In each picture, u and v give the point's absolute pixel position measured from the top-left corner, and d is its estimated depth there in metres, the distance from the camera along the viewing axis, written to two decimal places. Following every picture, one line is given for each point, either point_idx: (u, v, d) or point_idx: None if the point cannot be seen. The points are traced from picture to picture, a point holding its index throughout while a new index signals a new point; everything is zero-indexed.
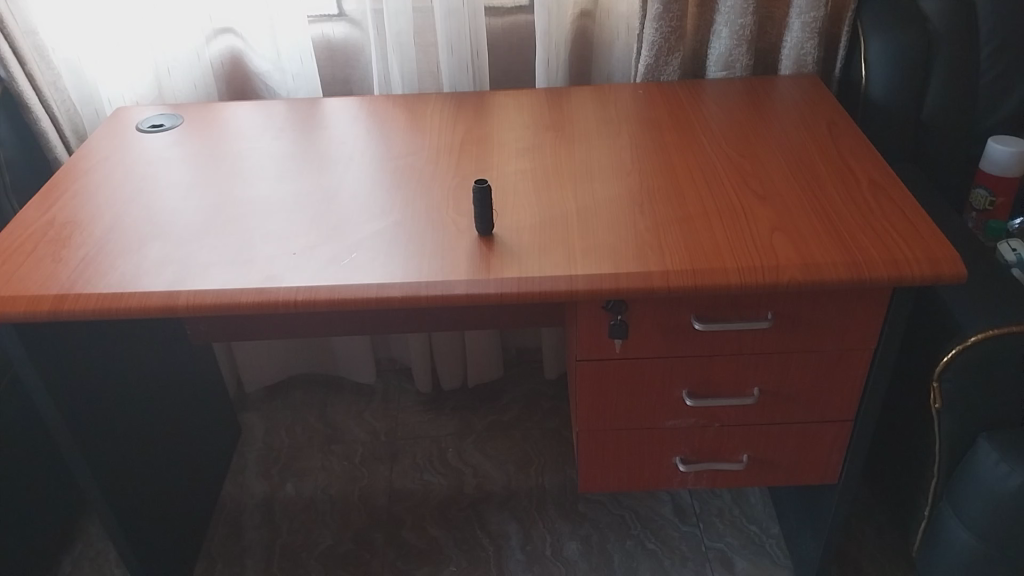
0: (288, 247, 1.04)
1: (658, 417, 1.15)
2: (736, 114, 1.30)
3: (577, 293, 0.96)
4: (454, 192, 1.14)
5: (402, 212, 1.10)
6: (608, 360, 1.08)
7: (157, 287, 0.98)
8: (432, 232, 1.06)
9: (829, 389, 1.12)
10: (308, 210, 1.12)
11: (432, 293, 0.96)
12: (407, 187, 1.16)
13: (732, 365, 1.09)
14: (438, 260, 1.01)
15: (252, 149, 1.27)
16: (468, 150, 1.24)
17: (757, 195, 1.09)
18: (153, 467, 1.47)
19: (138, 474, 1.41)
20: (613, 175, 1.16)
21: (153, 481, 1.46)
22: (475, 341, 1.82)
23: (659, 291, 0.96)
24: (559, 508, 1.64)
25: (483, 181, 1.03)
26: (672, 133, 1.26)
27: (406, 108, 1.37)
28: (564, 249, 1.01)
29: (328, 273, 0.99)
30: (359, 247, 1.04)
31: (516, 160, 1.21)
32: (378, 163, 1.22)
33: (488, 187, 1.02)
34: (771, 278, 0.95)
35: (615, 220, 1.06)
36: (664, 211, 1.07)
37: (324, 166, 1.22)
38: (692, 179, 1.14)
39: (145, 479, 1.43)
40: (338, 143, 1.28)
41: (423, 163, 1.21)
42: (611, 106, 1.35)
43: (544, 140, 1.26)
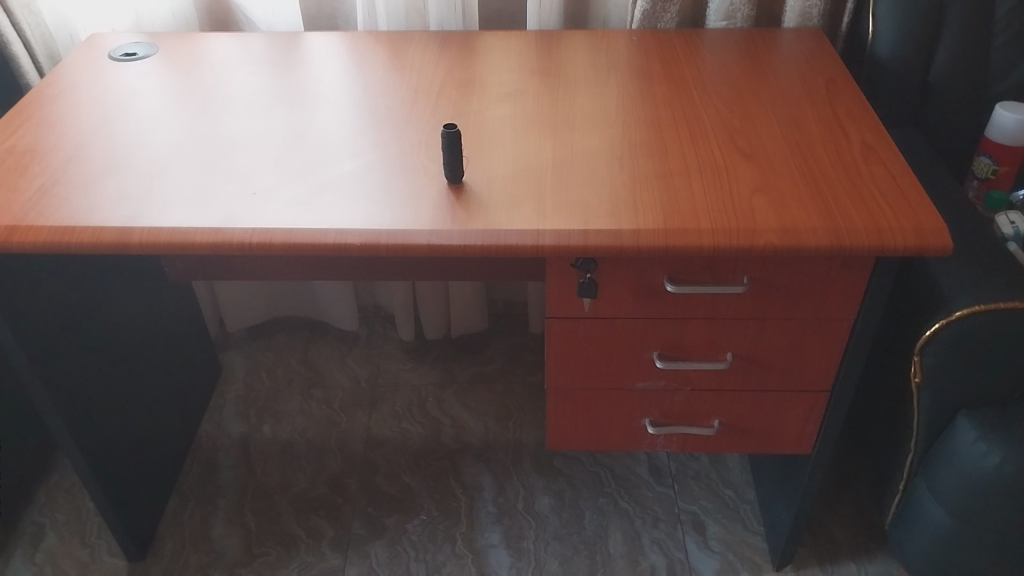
0: (248, 185, 1.00)
1: (629, 378, 1.12)
2: (733, 67, 1.24)
3: (544, 249, 0.92)
4: (427, 136, 1.10)
5: (371, 154, 1.06)
6: (578, 318, 1.05)
7: (110, 222, 0.95)
8: (401, 176, 1.02)
9: (805, 357, 1.09)
10: (276, 148, 1.08)
11: (393, 242, 0.93)
12: (380, 128, 1.11)
13: (705, 329, 1.06)
14: (403, 208, 0.97)
15: (227, 83, 1.23)
16: (447, 93, 1.19)
17: (742, 153, 1.04)
18: (122, 404, 1.45)
19: (107, 410, 1.39)
20: (595, 127, 1.11)
21: (122, 418, 1.44)
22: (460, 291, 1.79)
23: (629, 251, 0.92)
24: (535, 463, 1.63)
25: (453, 126, 0.98)
26: (663, 84, 1.20)
27: (389, 46, 1.32)
28: (535, 202, 0.97)
29: (288, 215, 0.95)
30: (323, 189, 1.00)
31: (496, 105, 1.16)
32: (353, 103, 1.17)
33: (458, 133, 0.97)
34: (745, 242, 0.91)
35: (592, 174, 1.02)
36: (643, 166, 1.02)
37: (297, 104, 1.18)
38: (678, 134, 1.09)
39: (113, 417, 1.42)
40: (314, 80, 1.23)
41: (399, 104, 1.17)
42: (603, 53, 1.29)
43: (529, 85, 1.21)
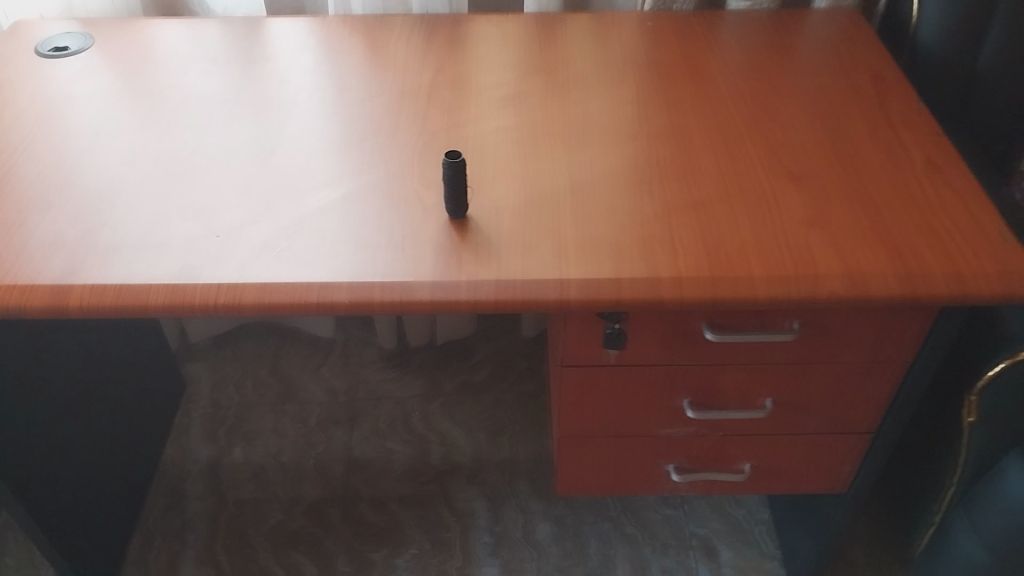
0: (209, 224, 0.84)
1: (653, 426, 0.99)
2: (762, 61, 1.09)
3: (570, 303, 0.78)
4: (418, 155, 0.94)
5: (353, 180, 0.90)
6: (600, 367, 0.91)
7: (42, 279, 0.79)
8: (392, 208, 0.86)
9: (851, 401, 0.97)
10: (240, 171, 0.91)
11: (388, 298, 0.77)
12: (362, 144, 0.95)
13: (743, 375, 0.93)
14: (397, 252, 0.81)
15: (178, 86, 1.05)
16: (438, 96, 1.03)
17: (788, 173, 0.90)
18: (69, 444, 1.28)
19: (51, 455, 1.23)
20: (614, 139, 0.96)
21: (70, 460, 1.28)
22: (450, 320, 1.69)
23: (670, 305, 0.77)
24: (532, 485, 1.51)
25: (456, 152, 0.82)
26: (684, 83, 1.05)
27: (367, 35, 1.14)
28: (554, 242, 0.82)
29: (260, 263, 0.80)
30: (299, 227, 0.84)
31: (497, 112, 1.00)
32: (328, 110, 1.01)
33: (462, 162, 0.82)
34: (807, 293, 0.77)
35: (617, 203, 0.87)
36: (675, 192, 0.88)
37: (262, 111, 1.00)
38: (711, 148, 0.94)
39: (59, 460, 1.25)
40: (280, 79, 1.06)
41: (382, 112, 1.00)
42: (612, 44, 1.13)
43: (531, 85, 1.05)
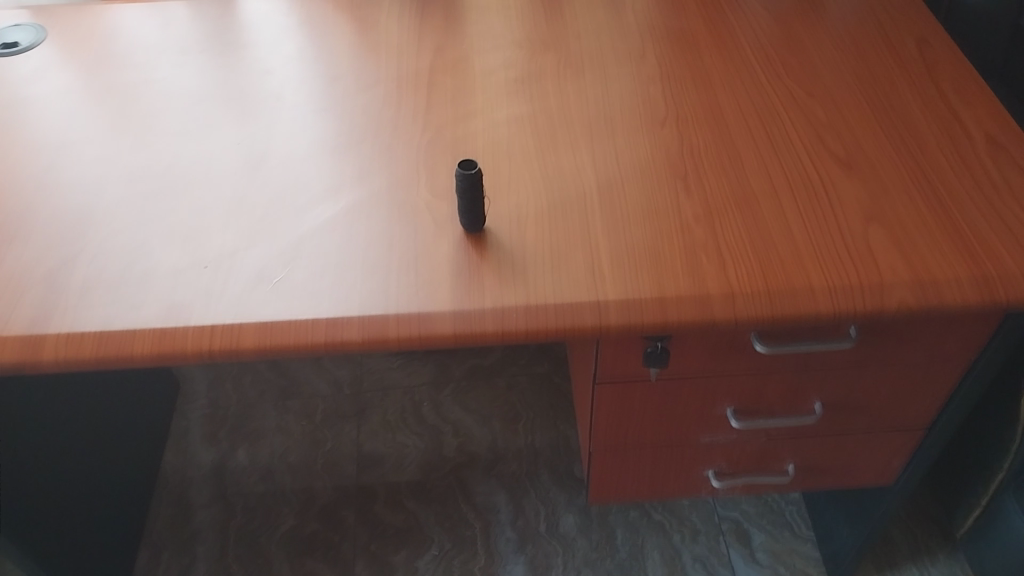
0: (195, 253, 0.75)
1: (693, 434, 0.92)
2: (794, 25, 0.98)
3: (609, 329, 0.69)
4: (424, 156, 0.84)
5: (353, 190, 0.80)
6: (637, 383, 0.83)
7: (9, 328, 0.70)
8: (400, 224, 0.77)
9: (906, 399, 0.89)
10: (225, 185, 0.81)
11: (405, 334, 0.69)
12: (359, 146, 0.85)
13: (792, 382, 0.85)
14: (411, 277, 0.72)
15: (147, 83, 0.94)
16: (439, 82, 0.92)
17: (837, 159, 0.80)
18: (59, 465, 1.20)
19: (41, 480, 1.15)
20: (640, 125, 0.86)
21: (62, 482, 1.21)
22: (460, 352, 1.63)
23: (721, 325, 0.69)
24: (554, 474, 1.44)
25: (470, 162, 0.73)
26: (711, 54, 0.95)
27: (353, 13, 1.03)
28: (585, 256, 0.73)
29: (255, 299, 0.71)
30: (297, 253, 0.75)
31: (506, 99, 0.90)
32: (317, 106, 0.90)
33: (478, 173, 0.72)
34: (872, 304, 0.69)
35: (652, 204, 0.78)
36: (716, 187, 0.78)
37: (245, 108, 0.90)
38: (749, 132, 0.84)
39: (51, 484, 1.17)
40: (261, 70, 0.95)
41: (377, 105, 0.90)
42: (626, 12, 1.02)
43: (542, 64, 0.94)
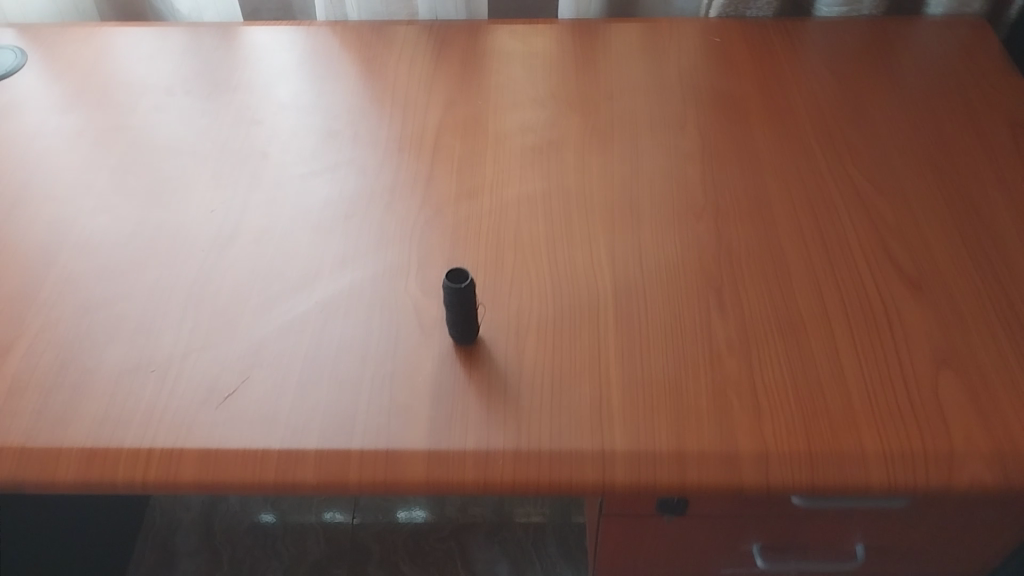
0: (145, 353, 0.65)
1: (712, 565, 0.80)
2: (861, 97, 0.85)
3: (613, 487, 0.57)
4: (418, 243, 0.73)
5: (333, 282, 0.70)
6: (649, 519, 0.71)
7: None
8: (381, 332, 0.66)
9: (966, 548, 0.76)
10: (191, 262, 0.71)
11: (367, 478, 0.58)
12: (345, 222, 0.74)
13: (831, 527, 0.73)
14: (384, 404, 0.62)
15: (122, 127, 0.84)
16: (446, 145, 0.81)
17: (905, 278, 0.68)
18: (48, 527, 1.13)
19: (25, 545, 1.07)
20: (672, 215, 0.74)
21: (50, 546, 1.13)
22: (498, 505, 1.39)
23: (751, 491, 0.57)
24: (561, 546, 1.33)
25: (466, 276, 0.61)
26: (764, 127, 0.82)
27: (360, 53, 0.92)
28: (593, 387, 0.62)
29: (202, 420, 0.61)
30: (257, 360, 0.64)
31: (521, 172, 0.78)
32: (305, 168, 0.79)
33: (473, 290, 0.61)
34: (938, 478, 0.57)
35: (679, 322, 0.66)
36: (757, 307, 0.66)
37: (226, 163, 0.80)
38: (801, 234, 0.72)
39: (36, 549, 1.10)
40: (249, 119, 0.84)
41: (372, 170, 0.79)
42: (668, 67, 0.89)
43: (565, 129, 0.82)
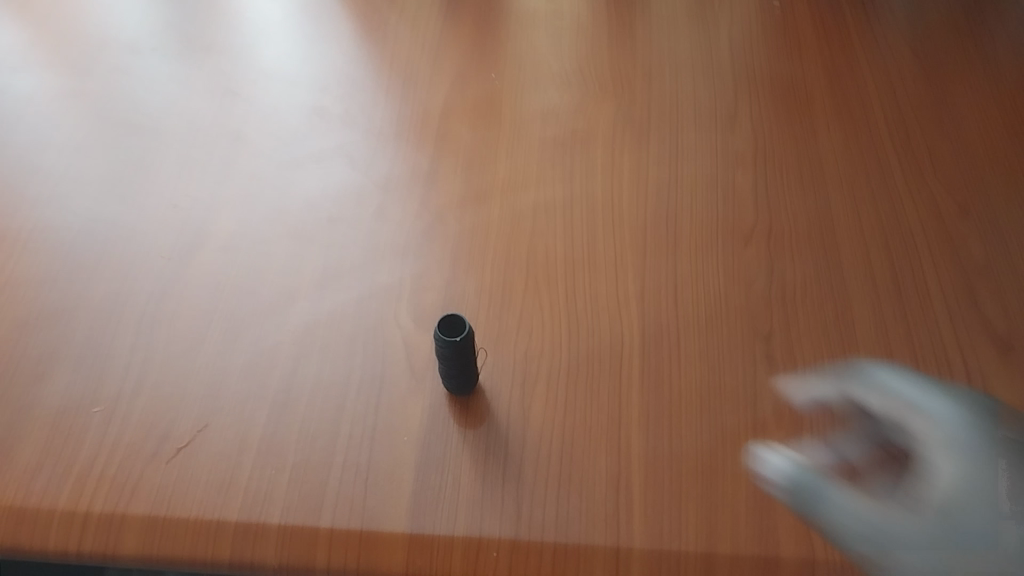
0: (88, 386, 0.55)
1: None
2: (947, 88, 0.71)
3: None
4: (412, 258, 0.62)
5: (311, 304, 0.59)
6: None
7: None
8: (363, 371, 0.56)
9: None
10: (149, 270, 0.61)
11: (338, 562, 0.49)
12: (329, 228, 0.63)
13: None
14: (361, 467, 0.52)
15: (80, 92, 0.72)
16: (452, 132, 0.69)
17: (991, 335, 0.57)
18: None
19: None
20: (715, 237, 0.62)
21: None
22: None
23: None
24: None
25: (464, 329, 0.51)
26: (830, 124, 0.69)
27: (358, 7, 0.79)
28: (609, 461, 0.52)
29: (148, 477, 0.52)
30: (216, 403, 0.55)
31: (538, 171, 0.66)
32: (286, 155, 0.68)
33: (467, 345, 0.51)
34: None
35: (719, 379, 0.55)
36: (813, 364, 0.56)
37: (196, 144, 0.68)
38: (868, 270, 0.60)
39: None
40: (225, 90, 0.72)
41: (363, 160, 0.67)
42: (718, 41, 0.75)
43: (593, 117, 0.70)
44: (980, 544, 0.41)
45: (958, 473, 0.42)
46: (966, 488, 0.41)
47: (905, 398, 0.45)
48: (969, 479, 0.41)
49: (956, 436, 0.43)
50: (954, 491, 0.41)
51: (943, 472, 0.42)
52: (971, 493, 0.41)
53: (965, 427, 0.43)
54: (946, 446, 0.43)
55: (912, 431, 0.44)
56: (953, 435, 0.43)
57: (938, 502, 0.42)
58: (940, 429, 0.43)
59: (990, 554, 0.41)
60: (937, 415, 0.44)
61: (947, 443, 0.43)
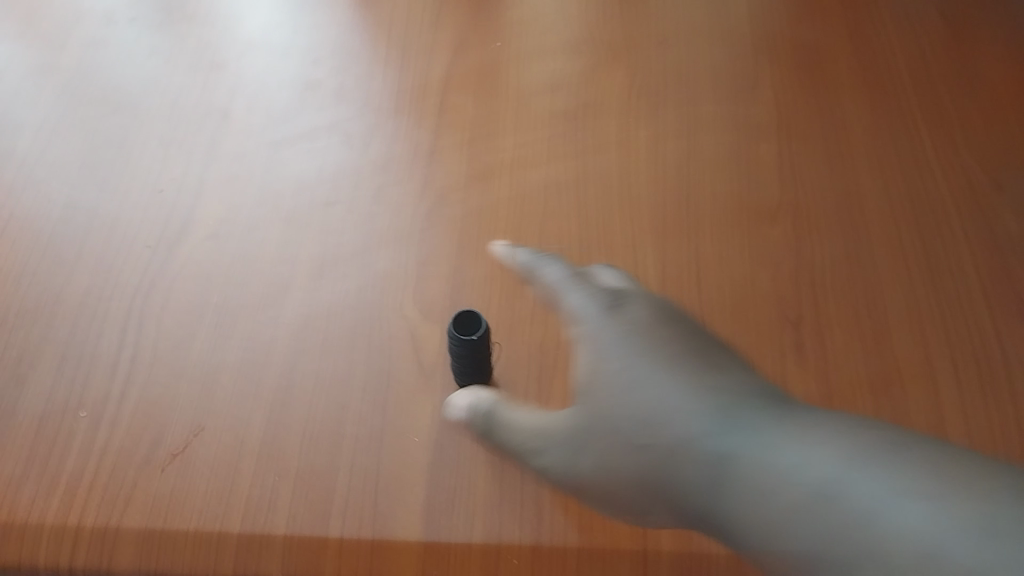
0: (73, 389, 0.52)
1: None
2: (977, 51, 0.67)
3: None
4: (416, 243, 0.58)
5: (309, 295, 0.55)
6: None
7: None
8: (367, 368, 0.52)
9: None
10: (134, 261, 0.57)
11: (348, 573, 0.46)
12: (325, 212, 0.59)
13: None
14: (370, 472, 0.49)
15: (53, 68, 0.67)
16: (453, 105, 0.65)
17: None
18: None
19: None
20: (737, 217, 0.59)
21: None
22: None
23: None
24: None
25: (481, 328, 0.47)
26: (854, 93, 0.65)
27: None
28: None
29: (142, 486, 0.48)
30: (212, 404, 0.51)
31: (547, 146, 0.62)
32: (277, 134, 0.63)
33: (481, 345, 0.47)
34: None
35: None
36: (843, 351, 0.53)
37: (179, 123, 0.64)
38: (897, 248, 0.57)
39: None
40: (209, 63, 0.67)
41: (360, 138, 0.63)
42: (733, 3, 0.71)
43: (604, 87, 0.66)
44: (743, 468, 0.36)
45: (723, 392, 0.38)
46: (730, 411, 0.37)
47: (622, 321, 0.40)
48: (620, 376, 0.39)
49: (640, 350, 0.39)
50: (704, 410, 0.37)
51: (680, 394, 0.38)
52: (624, 407, 0.39)
53: (676, 359, 0.38)
54: (699, 371, 0.38)
55: (613, 375, 0.39)
56: (669, 355, 0.39)
57: (596, 399, 0.40)
58: (625, 353, 0.39)
59: (844, 521, 0.32)
60: (669, 338, 0.39)
61: (662, 362, 0.38)
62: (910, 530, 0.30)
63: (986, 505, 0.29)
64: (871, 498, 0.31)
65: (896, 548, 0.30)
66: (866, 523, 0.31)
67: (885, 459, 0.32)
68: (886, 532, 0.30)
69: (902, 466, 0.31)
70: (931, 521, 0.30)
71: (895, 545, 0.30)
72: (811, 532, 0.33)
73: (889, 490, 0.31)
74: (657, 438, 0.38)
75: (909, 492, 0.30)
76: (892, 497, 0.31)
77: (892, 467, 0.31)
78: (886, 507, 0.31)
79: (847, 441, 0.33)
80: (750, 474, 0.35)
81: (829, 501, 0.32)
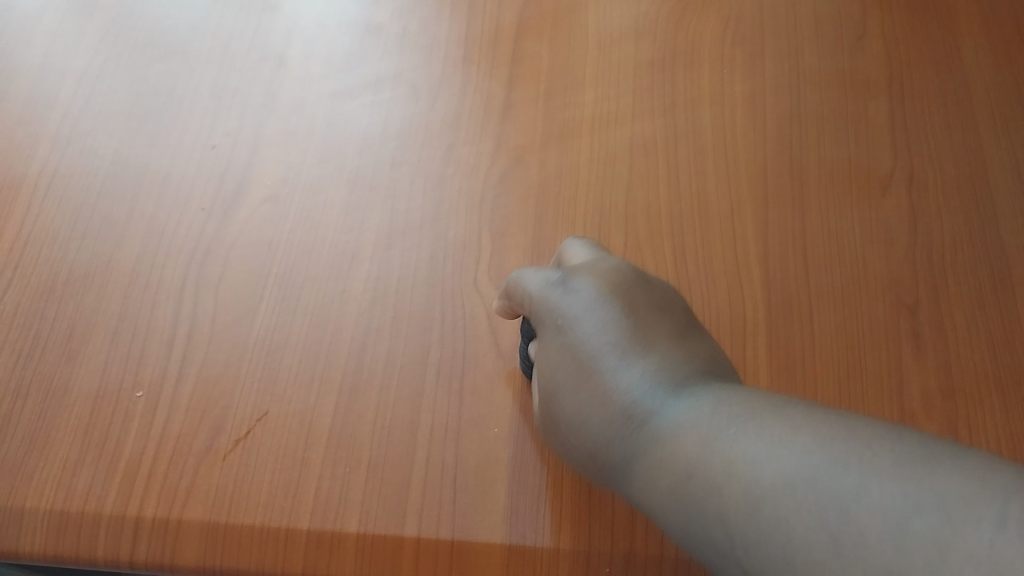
0: (128, 366, 0.48)
1: None
2: None
3: None
4: (491, 211, 0.53)
5: (376, 268, 0.51)
6: None
7: None
8: (441, 350, 0.48)
9: None
10: (187, 224, 0.53)
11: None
12: (391, 174, 0.54)
13: None
14: (447, 465, 0.45)
15: (93, 8, 0.62)
16: (528, 53, 0.59)
17: None
18: None
19: None
20: (847, 186, 0.53)
21: None
22: None
23: None
24: None
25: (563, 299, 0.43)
26: (982, 46, 0.58)
27: None
28: None
29: (204, 476, 0.45)
30: (276, 386, 0.47)
31: (633, 102, 0.57)
32: (337, 84, 0.58)
33: None
34: None
35: (859, 360, 0.47)
36: (965, 339, 0.47)
37: (231, 70, 0.59)
38: None
39: None
40: (261, 3, 0.62)
41: (427, 90, 0.58)
42: None
43: (695, 35, 0.59)
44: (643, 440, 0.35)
45: (646, 379, 0.37)
46: (647, 399, 0.36)
47: (572, 305, 0.40)
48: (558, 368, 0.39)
49: (579, 336, 0.39)
50: (631, 402, 0.36)
51: (610, 384, 0.37)
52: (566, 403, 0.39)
53: (616, 342, 0.38)
54: (630, 358, 0.37)
55: (558, 360, 0.39)
56: (611, 338, 0.38)
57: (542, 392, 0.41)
58: (574, 332, 0.39)
59: (710, 494, 0.31)
60: (608, 324, 0.38)
61: (602, 348, 0.38)
62: (755, 490, 0.29)
63: (824, 459, 0.29)
64: (724, 461, 0.31)
65: (743, 502, 0.30)
66: (722, 486, 0.31)
67: (747, 426, 0.32)
68: (735, 492, 0.30)
69: (761, 431, 0.31)
70: (775, 482, 0.29)
71: (737, 502, 0.30)
72: (686, 503, 0.32)
73: (748, 455, 0.30)
74: (584, 434, 0.38)
75: (761, 457, 0.30)
76: (749, 461, 0.30)
77: (756, 432, 0.31)
78: (739, 470, 0.30)
79: (723, 411, 0.33)
80: (638, 452, 0.35)
81: (698, 473, 0.32)
